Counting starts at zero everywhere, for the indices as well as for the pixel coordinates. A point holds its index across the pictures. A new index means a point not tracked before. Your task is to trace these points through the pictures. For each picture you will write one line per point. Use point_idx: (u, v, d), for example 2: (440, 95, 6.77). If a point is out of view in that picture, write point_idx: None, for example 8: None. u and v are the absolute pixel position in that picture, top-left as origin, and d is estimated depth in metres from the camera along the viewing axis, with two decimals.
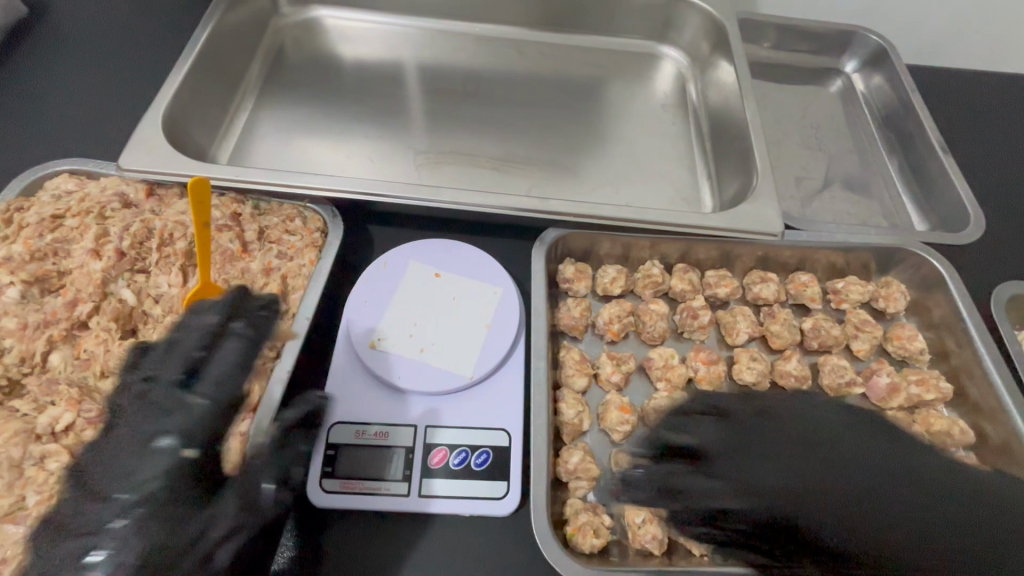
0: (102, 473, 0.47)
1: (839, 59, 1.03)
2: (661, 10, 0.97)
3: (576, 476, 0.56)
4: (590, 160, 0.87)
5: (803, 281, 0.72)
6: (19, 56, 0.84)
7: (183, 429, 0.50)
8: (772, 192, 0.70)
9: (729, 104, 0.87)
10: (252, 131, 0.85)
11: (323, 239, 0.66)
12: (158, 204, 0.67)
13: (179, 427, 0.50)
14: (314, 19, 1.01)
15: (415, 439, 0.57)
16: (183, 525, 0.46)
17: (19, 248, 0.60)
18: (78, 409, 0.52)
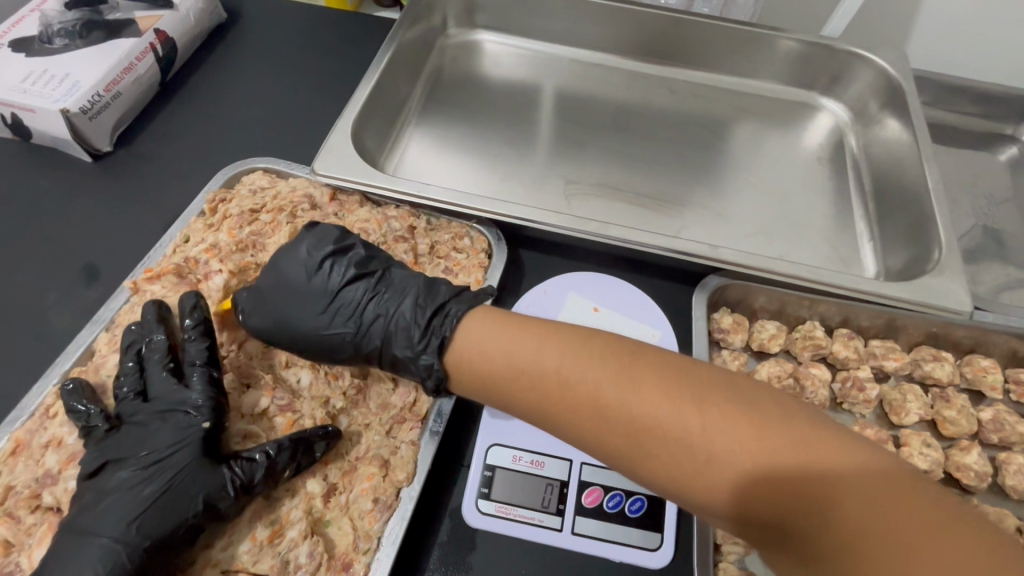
0: (146, 443, 0.50)
1: (1017, 127, 0.96)
2: (827, 60, 0.94)
3: (734, 541, 0.54)
4: (742, 207, 0.86)
5: (983, 365, 0.67)
6: (219, 57, 0.93)
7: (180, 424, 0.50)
8: (960, 267, 0.66)
9: (901, 165, 0.83)
10: (414, 144, 0.90)
11: (488, 259, 0.69)
12: (340, 208, 0.71)
13: (178, 422, 0.50)
14: (474, 42, 1.05)
15: (570, 474, 0.57)
16: (180, 506, 0.47)
17: (226, 236, 0.65)
18: (272, 395, 0.56)
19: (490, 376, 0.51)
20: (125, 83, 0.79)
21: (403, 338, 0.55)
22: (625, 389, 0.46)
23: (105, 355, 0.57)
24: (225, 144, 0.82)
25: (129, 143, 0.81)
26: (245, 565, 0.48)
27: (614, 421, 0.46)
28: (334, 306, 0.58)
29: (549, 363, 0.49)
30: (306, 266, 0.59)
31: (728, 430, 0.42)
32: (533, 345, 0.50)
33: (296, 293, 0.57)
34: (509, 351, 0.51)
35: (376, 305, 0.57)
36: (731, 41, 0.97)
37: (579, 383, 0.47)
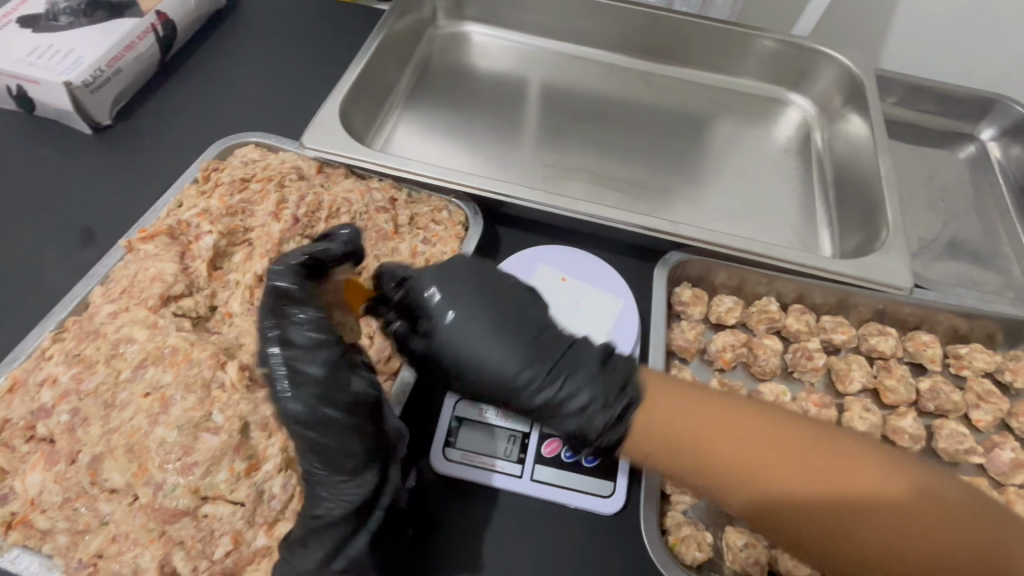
0: None
1: (975, 125, 1.01)
2: (796, 59, 0.99)
3: (681, 490, 0.59)
4: (711, 193, 0.90)
5: (923, 340, 0.72)
6: (216, 40, 0.97)
7: None
8: (904, 247, 0.71)
9: (860, 157, 0.88)
10: (402, 127, 0.95)
11: (464, 231, 0.73)
12: (326, 180, 0.75)
13: None
14: (463, 33, 1.10)
15: (532, 426, 0.61)
16: None
17: (217, 203, 0.69)
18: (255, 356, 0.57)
19: (670, 445, 0.47)
20: (126, 61, 0.83)
21: (589, 382, 0.51)
22: (807, 463, 0.44)
23: (99, 305, 0.61)
24: (219, 121, 0.86)
25: (128, 118, 0.86)
26: (223, 493, 0.51)
27: (801, 498, 0.43)
28: (514, 329, 0.54)
29: (729, 439, 0.45)
30: (480, 283, 0.55)
31: (911, 506, 0.42)
32: (712, 419, 0.46)
33: (474, 309, 0.54)
34: (684, 423, 0.47)
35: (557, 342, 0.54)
36: (706, 38, 1.02)
37: (762, 462, 0.44)
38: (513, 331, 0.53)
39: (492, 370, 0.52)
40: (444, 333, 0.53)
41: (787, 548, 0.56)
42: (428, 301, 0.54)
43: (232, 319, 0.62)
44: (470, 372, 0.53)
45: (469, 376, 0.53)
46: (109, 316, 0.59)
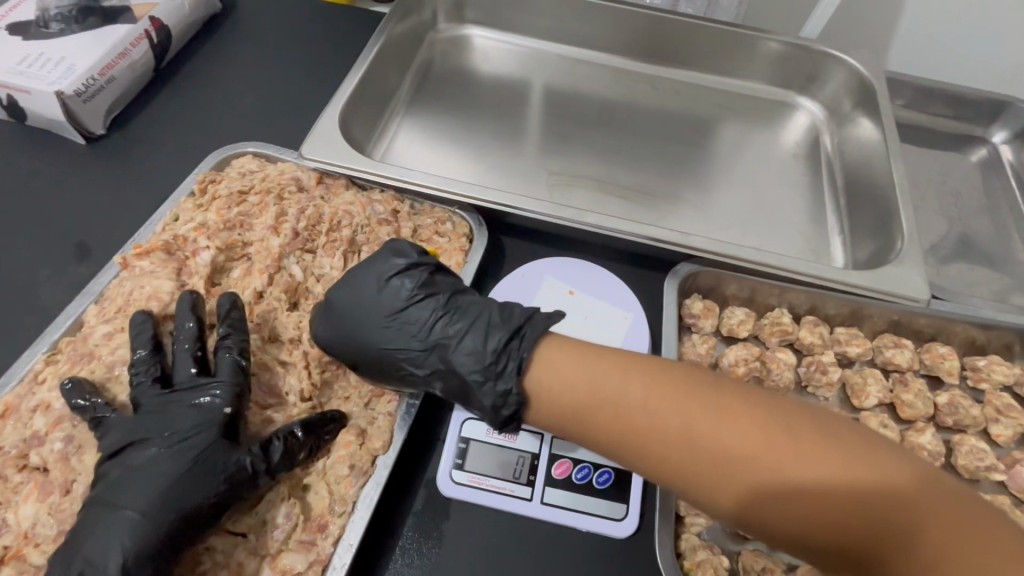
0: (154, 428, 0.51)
1: (987, 128, 1.00)
2: (804, 62, 0.98)
3: (696, 512, 0.57)
4: (719, 200, 0.88)
5: (940, 352, 0.70)
6: (212, 46, 0.95)
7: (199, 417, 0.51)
8: (919, 258, 0.69)
9: (871, 163, 0.86)
10: (403, 134, 0.93)
11: (469, 243, 0.71)
12: (326, 191, 0.73)
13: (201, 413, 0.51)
14: (463, 37, 1.08)
15: (541, 447, 0.59)
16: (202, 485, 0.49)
17: (214, 217, 0.67)
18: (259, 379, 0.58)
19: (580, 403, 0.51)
20: (120, 69, 0.81)
21: (466, 363, 0.55)
22: (719, 418, 0.46)
23: (94, 326, 0.59)
24: (216, 130, 0.84)
25: (122, 128, 0.83)
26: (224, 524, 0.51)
27: (710, 452, 0.45)
28: (409, 329, 0.58)
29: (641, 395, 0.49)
30: (369, 291, 0.59)
31: (850, 472, 0.42)
32: (629, 380, 0.50)
33: (368, 316, 0.58)
34: (601, 385, 0.50)
35: (448, 328, 0.57)
36: (712, 40, 1.00)
37: (672, 419, 0.47)
38: (401, 318, 0.58)
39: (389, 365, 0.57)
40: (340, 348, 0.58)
41: (807, 573, 0.54)
42: (332, 330, 0.58)
43: None
44: (373, 372, 0.58)
45: (374, 376, 0.58)
46: (104, 337, 0.57)
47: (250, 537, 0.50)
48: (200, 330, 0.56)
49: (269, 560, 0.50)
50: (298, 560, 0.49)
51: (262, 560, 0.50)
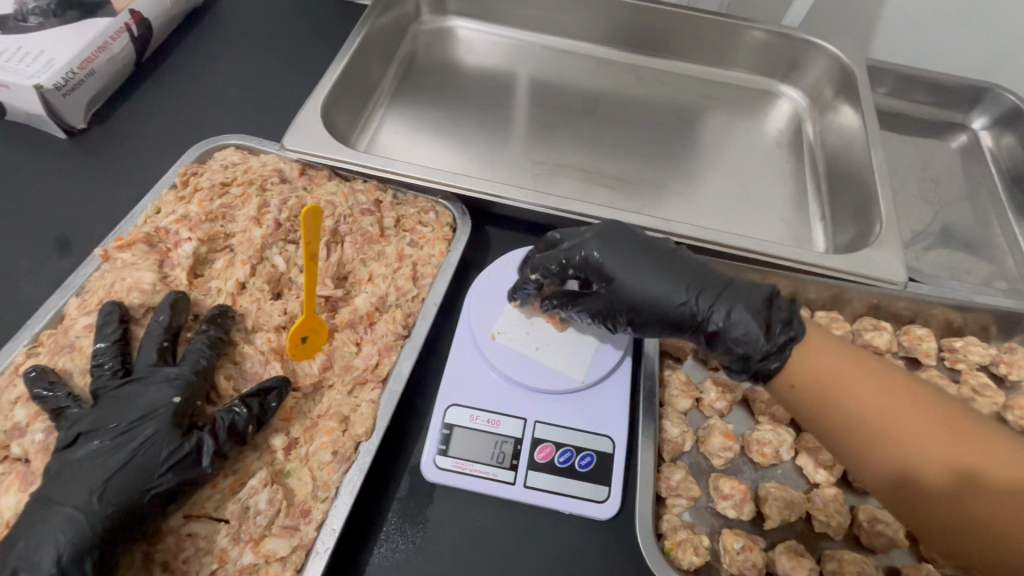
0: (112, 415, 0.51)
1: (967, 115, 1.01)
2: (787, 50, 0.98)
3: (677, 493, 0.58)
4: (703, 188, 0.89)
5: (919, 334, 0.71)
6: (194, 39, 0.94)
7: (98, 422, 0.51)
8: (897, 241, 0.70)
9: (852, 148, 0.87)
10: (386, 125, 0.93)
11: (452, 233, 0.71)
12: (309, 182, 0.73)
13: (89, 416, 0.51)
14: (448, 29, 1.08)
15: (524, 431, 0.60)
16: (140, 472, 0.49)
17: (196, 208, 0.67)
18: (247, 365, 0.59)
19: (818, 390, 0.51)
20: (100, 62, 0.80)
21: (749, 298, 0.55)
22: (871, 394, 0.50)
23: (75, 318, 0.59)
24: (198, 123, 0.84)
25: (103, 122, 0.83)
26: (207, 510, 0.51)
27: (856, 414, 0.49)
28: (669, 271, 0.59)
29: (888, 398, 0.49)
30: (669, 258, 0.60)
31: (967, 453, 0.46)
32: (857, 378, 0.50)
33: (648, 269, 0.59)
34: (911, 397, 0.49)
35: (702, 282, 0.57)
36: (696, 30, 1.01)
37: (873, 404, 0.49)
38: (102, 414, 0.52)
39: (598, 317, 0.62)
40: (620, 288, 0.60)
41: (785, 551, 0.55)
42: (628, 283, 0.59)
43: None
44: (644, 313, 0.59)
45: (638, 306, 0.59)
46: (85, 329, 0.57)
47: (233, 523, 0.51)
48: (172, 325, 0.57)
49: (251, 546, 0.50)
50: (281, 545, 0.50)
51: (244, 546, 0.50)
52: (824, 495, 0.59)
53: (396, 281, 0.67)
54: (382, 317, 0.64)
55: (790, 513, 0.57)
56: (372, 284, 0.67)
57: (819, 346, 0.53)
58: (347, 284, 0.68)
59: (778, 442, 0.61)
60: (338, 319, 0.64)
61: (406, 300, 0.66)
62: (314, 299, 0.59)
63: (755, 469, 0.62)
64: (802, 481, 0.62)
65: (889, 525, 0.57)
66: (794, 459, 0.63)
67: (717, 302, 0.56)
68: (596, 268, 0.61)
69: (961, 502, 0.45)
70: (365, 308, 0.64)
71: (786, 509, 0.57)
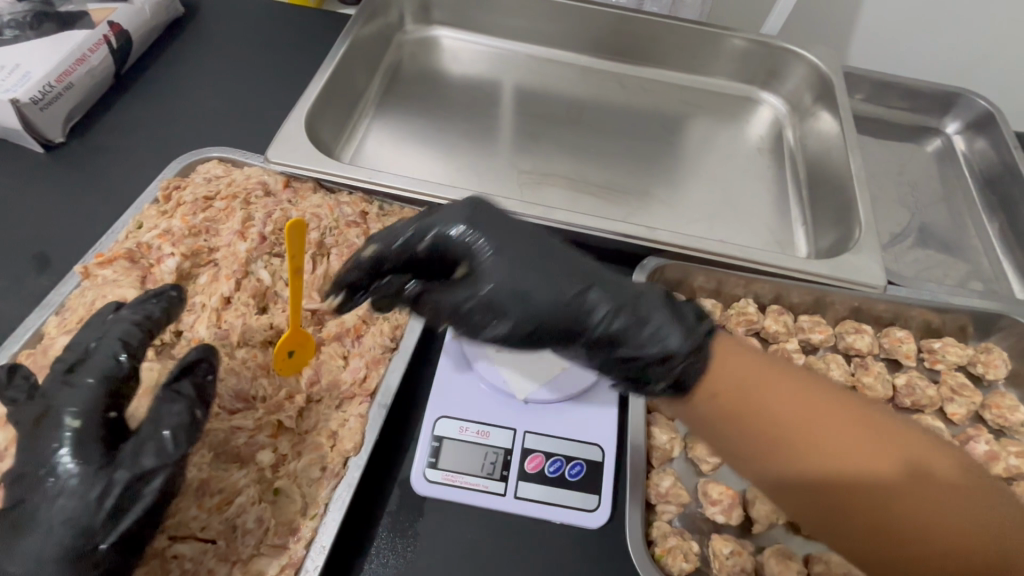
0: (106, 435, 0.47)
1: (940, 120, 1.03)
2: (766, 58, 1.00)
3: (666, 500, 0.58)
4: (687, 195, 0.90)
5: (898, 336, 0.73)
6: (174, 51, 0.93)
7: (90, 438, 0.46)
8: (876, 245, 0.72)
9: (831, 154, 0.89)
10: (372, 136, 0.92)
11: None
12: (293, 195, 0.73)
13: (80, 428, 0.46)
14: (432, 38, 1.08)
15: (514, 442, 0.60)
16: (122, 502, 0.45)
17: (179, 223, 0.67)
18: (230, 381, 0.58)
19: (732, 406, 0.46)
20: (78, 75, 0.79)
21: (658, 317, 0.49)
22: (775, 399, 0.45)
23: (54, 337, 0.58)
24: (180, 135, 0.83)
25: (82, 135, 0.82)
26: (193, 531, 0.50)
27: (788, 430, 0.44)
28: (509, 254, 0.51)
29: (797, 406, 0.45)
30: (541, 244, 0.52)
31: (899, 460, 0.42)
32: (757, 377, 0.46)
33: (503, 240, 0.51)
34: (779, 393, 0.46)
35: (610, 296, 0.49)
36: (679, 39, 1.02)
37: (768, 407, 0.45)
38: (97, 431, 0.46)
39: (565, 306, 0.49)
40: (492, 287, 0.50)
41: (774, 554, 0.56)
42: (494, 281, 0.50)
43: (199, 345, 0.60)
44: (541, 326, 0.50)
45: (529, 300, 0.50)
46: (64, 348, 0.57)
47: (220, 543, 0.50)
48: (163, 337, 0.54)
49: (239, 567, 0.50)
50: (270, 564, 0.50)
51: (232, 565, 0.50)
52: None
53: None
54: (370, 329, 0.64)
55: (777, 516, 0.58)
56: None
57: (726, 355, 0.48)
58: None
59: None
60: (325, 332, 0.64)
61: (393, 312, 0.66)
62: (300, 313, 0.60)
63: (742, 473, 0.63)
64: None
65: None
66: None
67: (610, 308, 0.49)
68: (461, 246, 0.52)
69: (948, 525, 0.41)
70: (352, 321, 0.64)
71: (773, 513, 0.58)
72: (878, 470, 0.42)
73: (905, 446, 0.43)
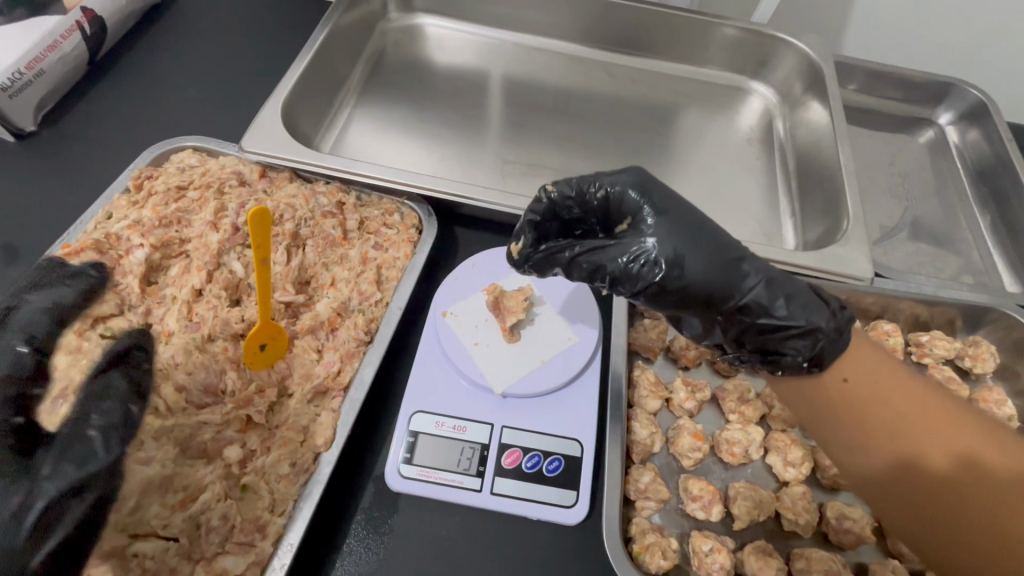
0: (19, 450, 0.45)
1: (933, 111, 1.02)
2: (756, 46, 0.98)
3: (645, 496, 0.57)
4: (675, 185, 0.89)
5: (886, 329, 0.72)
6: (151, 38, 0.91)
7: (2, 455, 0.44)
8: (864, 237, 0.70)
9: (821, 145, 0.87)
10: (354, 125, 0.91)
11: (417, 235, 0.70)
12: (269, 185, 0.71)
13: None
14: (417, 26, 1.06)
15: (490, 437, 0.59)
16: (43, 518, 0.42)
17: (149, 213, 0.65)
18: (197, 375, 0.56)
19: (866, 393, 0.48)
20: (49, 62, 0.77)
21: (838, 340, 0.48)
22: (899, 391, 0.48)
23: None
24: (155, 124, 0.81)
25: (54, 124, 0.80)
26: (155, 528, 0.48)
27: (867, 411, 0.48)
28: (716, 234, 0.49)
29: (885, 396, 0.48)
30: (706, 222, 0.50)
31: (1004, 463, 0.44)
32: (884, 373, 0.49)
33: (682, 219, 0.48)
34: (874, 386, 0.48)
35: (776, 302, 0.48)
36: (668, 27, 1.00)
37: (880, 392, 0.48)
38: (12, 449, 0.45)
39: (687, 273, 0.47)
40: (690, 269, 0.47)
41: (753, 551, 0.55)
42: (696, 263, 0.47)
43: (168, 338, 0.59)
44: (686, 268, 0.47)
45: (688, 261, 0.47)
46: None
47: (183, 541, 0.49)
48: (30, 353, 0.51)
49: (203, 565, 0.49)
50: (234, 563, 0.48)
51: (196, 563, 0.49)
52: (793, 493, 0.59)
53: (359, 285, 0.65)
54: (345, 322, 0.63)
55: (758, 513, 0.57)
56: (335, 288, 0.65)
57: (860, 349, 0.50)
58: (310, 289, 0.66)
59: (747, 441, 0.61)
60: (299, 326, 0.62)
61: (369, 305, 0.64)
62: (269, 305, 0.58)
63: (725, 469, 0.62)
64: (771, 480, 0.62)
65: (856, 522, 0.57)
66: (764, 457, 0.62)
67: (760, 283, 0.48)
68: (619, 208, 0.51)
69: (988, 529, 0.43)
70: (327, 313, 0.63)
71: (754, 509, 0.57)
72: (948, 460, 0.45)
73: (975, 445, 0.45)
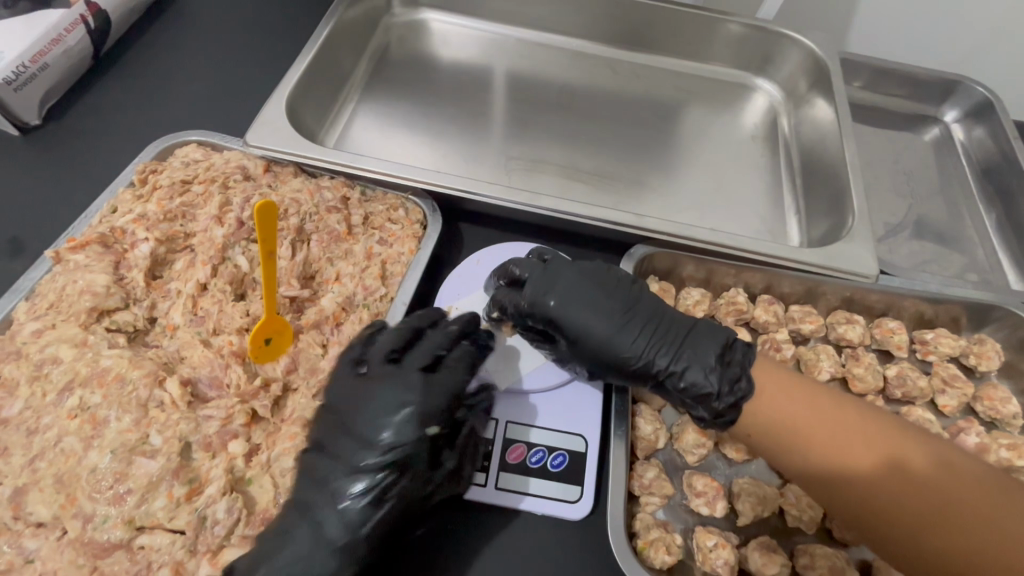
0: None
1: (938, 108, 1.01)
2: (761, 43, 0.98)
3: (650, 492, 0.57)
4: (679, 182, 0.88)
5: (890, 327, 0.72)
6: (155, 32, 0.91)
7: None
8: (869, 235, 0.70)
9: (825, 142, 0.87)
10: (357, 120, 0.90)
11: (422, 230, 0.70)
12: (274, 179, 0.71)
13: None
14: (421, 21, 1.06)
15: (495, 432, 0.59)
16: None
17: (154, 207, 0.65)
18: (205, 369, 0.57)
19: (783, 416, 0.53)
20: (54, 55, 0.76)
21: (704, 356, 0.56)
22: (816, 406, 0.53)
23: (23, 324, 0.57)
24: (160, 119, 0.81)
25: (59, 118, 0.80)
26: (161, 521, 0.49)
27: (797, 430, 0.52)
28: (619, 317, 0.58)
29: (805, 415, 0.53)
30: (611, 300, 0.59)
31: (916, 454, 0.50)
32: (797, 396, 0.54)
33: (589, 310, 0.58)
34: (795, 409, 0.53)
35: (652, 334, 0.57)
36: (672, 23, 1.00)
37: (801, 414, 0.53)
38: None
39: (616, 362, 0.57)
40: (575, 329, 0.58)
41: (757, 547, 0.55)
42: (579, 320, 0.58)
43: (174, 332, 0.59)
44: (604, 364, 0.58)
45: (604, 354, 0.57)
46: (33, 334, 0.55)
47: (189, 534, 0.48)
48: None
49: (208, 557, 0.48)
50: (239, 554, 0.49)
51: (201, 557, 0.49)
52: (797, 489, 0.59)
53: (365, 280, 0.65)
54: (349, 317, 0.63)
55: (762, 509, 0.57)
56: (340, 283, 0.65)
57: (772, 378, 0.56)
58: (314, 284, 0.66)
59: None
60: (304, 320, 0.62)
61: (374, 300, 0.64)
62: (275, 299, 0.58)
63: (729, 465, 0.62)
64: (776, 476, 0.62)
65: None
66: None
67: (665, 362, 0.56)
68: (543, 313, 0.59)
69: (929, 511, 0.48)
70: (332, 308, 0.63)
71: (759, 505, 0.57)
72: (875, 461, 0.50)
73: (892, 442, 0.51)
